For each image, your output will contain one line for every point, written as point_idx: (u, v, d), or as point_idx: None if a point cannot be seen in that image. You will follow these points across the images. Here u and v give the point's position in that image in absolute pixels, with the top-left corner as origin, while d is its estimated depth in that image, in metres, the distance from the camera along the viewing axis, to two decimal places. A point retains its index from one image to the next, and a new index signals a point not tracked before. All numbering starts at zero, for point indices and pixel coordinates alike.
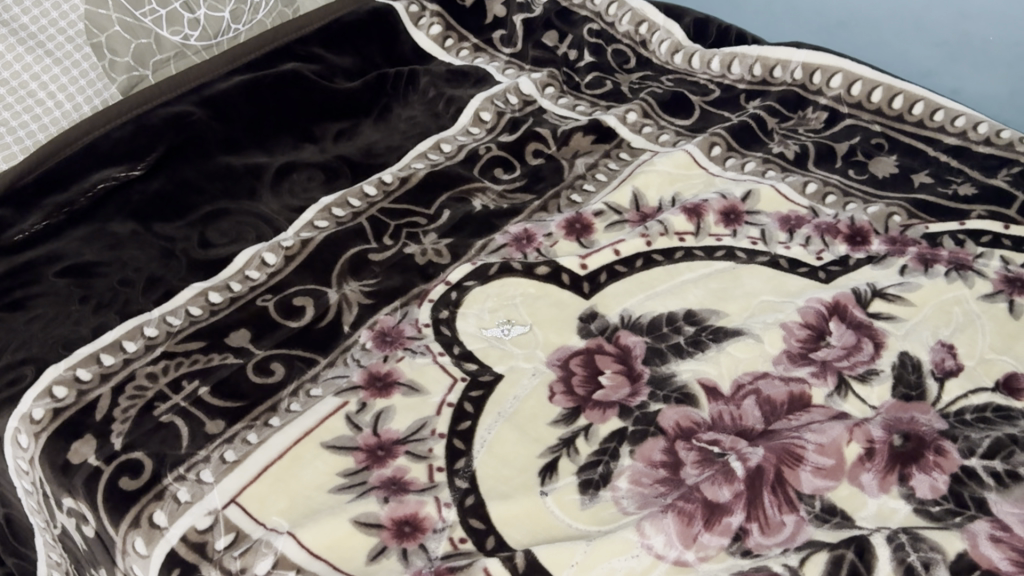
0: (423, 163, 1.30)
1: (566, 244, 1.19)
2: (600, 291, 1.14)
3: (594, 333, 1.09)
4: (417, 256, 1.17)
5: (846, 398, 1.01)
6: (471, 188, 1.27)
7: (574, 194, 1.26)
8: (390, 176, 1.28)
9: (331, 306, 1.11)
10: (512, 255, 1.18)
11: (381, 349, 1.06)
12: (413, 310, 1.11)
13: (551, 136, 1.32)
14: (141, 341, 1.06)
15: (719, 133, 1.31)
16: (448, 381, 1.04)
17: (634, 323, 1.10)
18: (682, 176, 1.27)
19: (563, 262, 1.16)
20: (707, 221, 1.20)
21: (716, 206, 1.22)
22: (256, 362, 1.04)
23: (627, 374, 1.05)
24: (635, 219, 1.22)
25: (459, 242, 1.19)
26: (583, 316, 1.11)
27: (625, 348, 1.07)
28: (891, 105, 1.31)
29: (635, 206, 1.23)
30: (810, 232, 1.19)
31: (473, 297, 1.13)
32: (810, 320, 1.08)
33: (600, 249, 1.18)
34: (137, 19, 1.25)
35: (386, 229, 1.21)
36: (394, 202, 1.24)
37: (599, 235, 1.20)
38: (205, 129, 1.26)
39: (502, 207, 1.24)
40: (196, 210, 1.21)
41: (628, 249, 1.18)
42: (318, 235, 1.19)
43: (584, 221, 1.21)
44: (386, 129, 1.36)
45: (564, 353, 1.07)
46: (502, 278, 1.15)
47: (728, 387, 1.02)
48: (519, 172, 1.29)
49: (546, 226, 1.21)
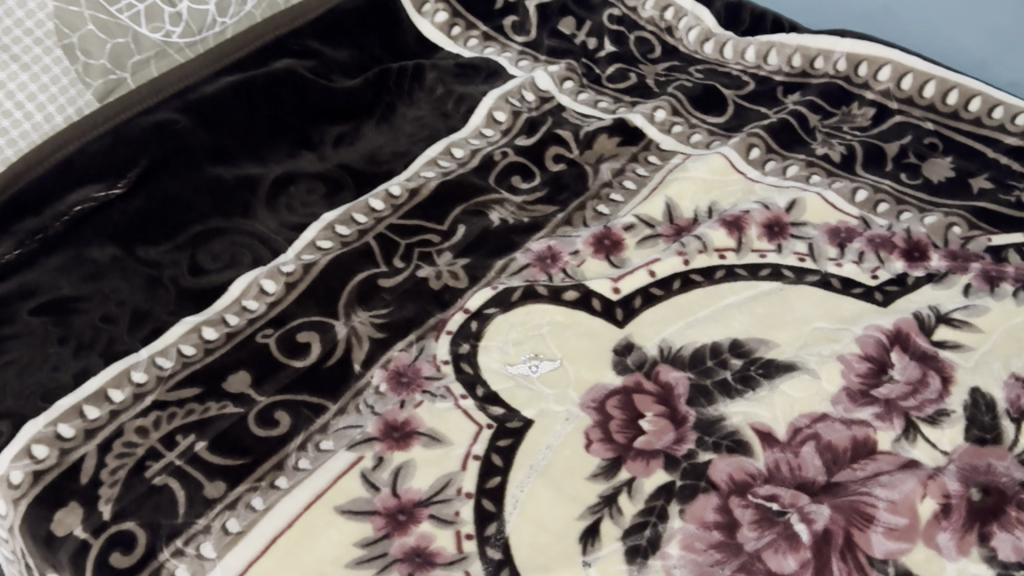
0: (433, 172, 1.18)
1: (595, 263, 1.08)
2: (636, 319, 1.03)
3: (631, 369, 0.99)
4: (432, 281, 1.06)
5: (915, 443, 0.91)
6: (488, 200, 1.15)
7: (600, 205, 1.15)
8: (399, 187, 1.16)
9: (338, 341, 1.00)
10: (536, 277, 1.07)
11: (397, 392, 0.96)
12: (431, 344, 1.00)
13: (573, 139, 1.21)
14: (128, 389, 0.95)
15: (757, 133, 1.20)
16: (474, 429, 0.93)
17: (675, 356, 1.00)
18: (718, 183, 1.16)
19: (593, 286, 1.06)
20: (750, 235, 1.10)
21: (758, 218, 1.11)
22: (258, 411, 0.94)
23: (671, 418, 0.95)
24: (670, 234, 1.11)
25: (478, 264, 1.09)
26: (618, 349, 1.00)
27: (667, 386, 0.97)
28: (946, 101, 1.20)
29: (668, 219, 1.12)
30: (863, 247, 1.08)
31: (495, 327, 1.03)
32: (870, 352, 0.98)
33: (633, 269, 1.07)
34: (113, 16, 1.12)
35: (396, 249, 1.10)
36: (404, 217, 1.13)
37: (631, 253, 1.09)
38: (191, 138, 1.14)
39: (522, 221, 1.13)
40: (186, 230, 1.10)
41: (665, 270, 1.07)
42: (322, 258, 1.08)
43: (614, 237, 1.11)
44: (390, 133, 1.24)
45: (599, 393, 0.97)
46: (526, 304, 1.04)
47: (784, 432, 0.92)
48: (539, 180, 1.18)
49: (572, 243, 1.10)
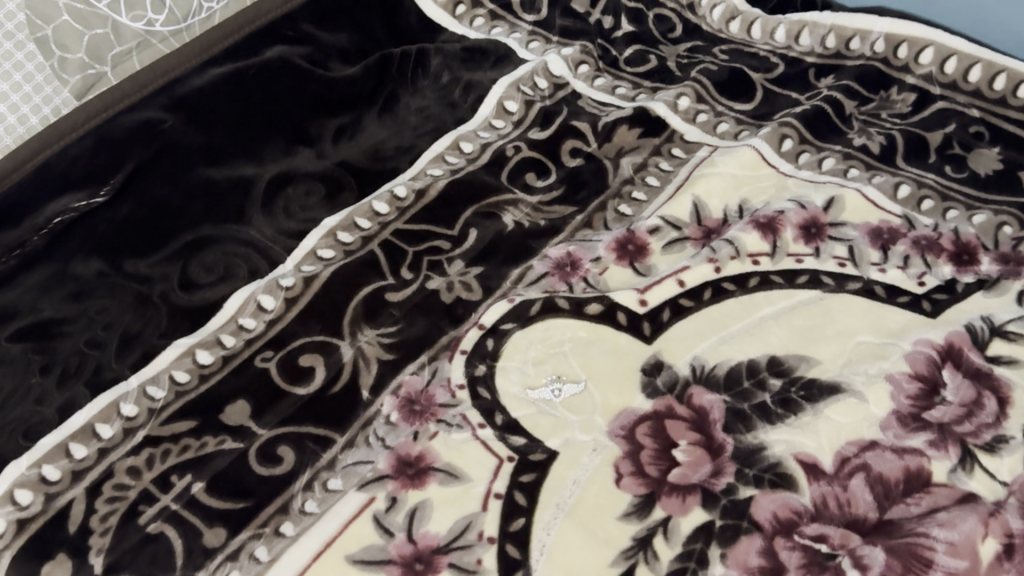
0: (441, 171, 1.10)
1: (618, 271, 1.01)
2: (664, 333, 0.96)
3: (662, 391, 0.91)
4: (444, 293, 0.99)
5: (972, 473, 0.84)
6: (502, 200, 1.07)
7: (622, 205, 1.06)
8: (404, 189, 1.07)
9: (344, 365, 0.92)
10: (556, 288, 0.99)
11: (409, 423, 0.88)
12: (444, 366, 0.93)
13: (591, 131, 1.13)
14: (118, 424, 0.87)
15: (789, 122, 1.12)
16: (494, 463, 0.86)
17: (709, 376, 0.92)
18: (749, 179, 1.08)
19: (617, 298, 0.98)
20: (785, 238, 1.02)
21: (793, 219, 1.03)
22: (260, 447, 0.86)
23: (707, 447, 0.88)
24: (698, 237, 1.03)
25: (492, 273, 1.01)
26: (647, 369, 0.93)
27: (701, 411, 0.90)
28: (992, 86, 1.11)
29: (696, 220, 1.04)
30: (907, 250, 1.01)
31: (514, 345, 0.95)
32: (920, 371, 0.91)
33: (661, 279, 0.99)
34: (90, 5, 1.03)
35: (404, 258, 1.01)
36: (410, 222, 1.04)
37: (658, 259, 1.01)
38: (180, 138, 1.05)
39: (539, 225, 1.05)
40: (176, 239, 1.01)
41: (694, 278, 0.99)
42: (323, 270, 0.99)
43: (638, 241, 1.03)
44: (393, 125, 1.15)
45: (628, 419, 0.89)
46: (546, 319, 0.97)
47: (830, 463, 0.85)
48: (555, 177, 1.09)
49: (593, 249, 1.02)
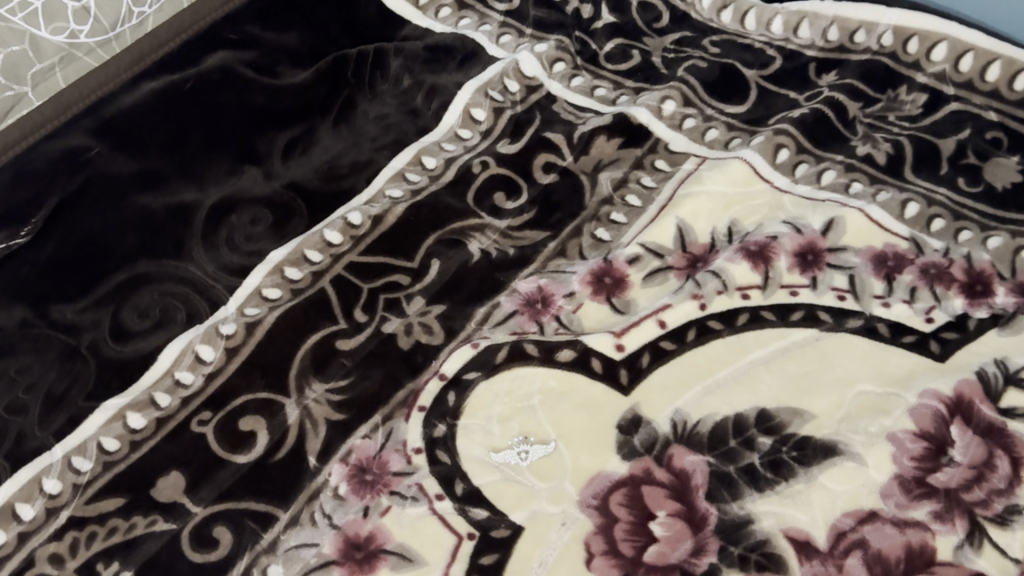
0: (400, 192, 0.99)
1: (594, 309, 0.91)
2: (643, 382, 0.87)
3: (639, 452, 0.83)
4: (401, 339, 0.89)
5: (981, 551, 0.75)
6: (467, 226, 0.97)
7: (600, 228, 0.96)
8: (359, 215, 0.97)
9: (289, 428, 0.84)
10: (525, 329, 0.90)
11: (359, 496, 0.80)
12: (400, 426, 0.84)
13: (566, 143, 1.02)
14: (39, 503, 0.79)
15: (785, 130, 1.01)
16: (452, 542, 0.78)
17: (691, 433, 0.84)
18: (740, 197, 0.97)
19: (591, 342, 0.89)
20: (778, 268, 0.92)
21: (787, 246, 0.93)
22: (195, 527, 0.78)
23: (688, 519, 0.79)
24: (682, 267, 0.93)
25: (455, 313, 0.91)
26: (623, 426, 0.84)
27: (682, 475, 0.82)
28: (1013, 86, 1.01)
29: (680, 246, 0.95)
30: (913, 281, 0.92)
31: (477, 399, 0.86)
32: (925, 428, 0.82)
33: (640, 318, 0.90)
34: (4, 20, 0.92)
35: (358, 297, 0.92)
36: (366, 253, 0.95)
37: (637, 293, 0.92)
38: (109, 165, 0.96)
39: (507, 254, 0.95)
40: (107, 280, 0.92)
41: (677, 318, 0.90)
42: (268, 314, 0.90)
43: (616, 273, 0.93)
44: (350, 137, 1.04)
45: (602, 486, 0.81)
46: (512, 368, 0.88)
47: (823, 539, 0.77)
48: (526, 197, 0.99)
49: (566, 282, 0.93)
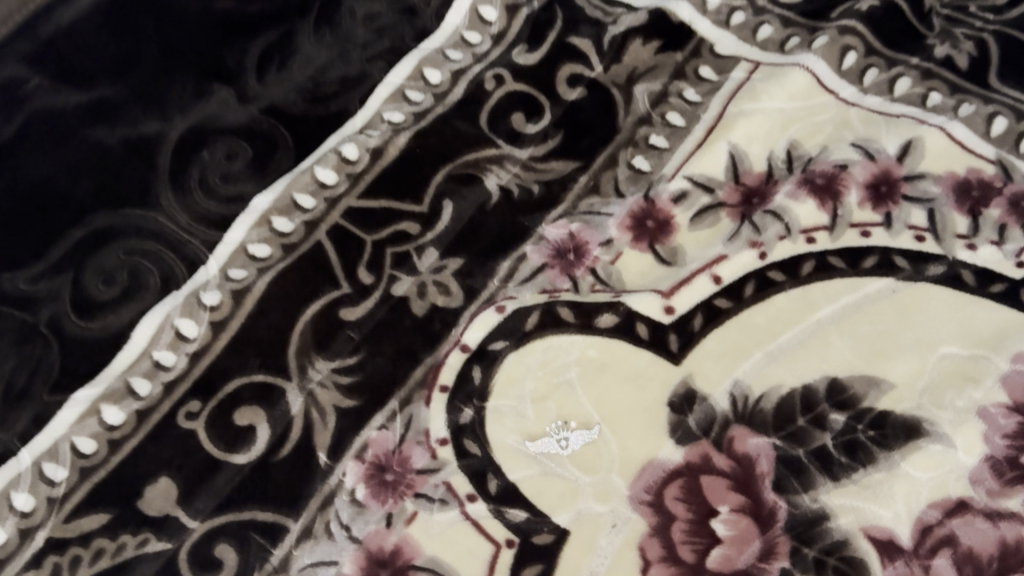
0: (401, 116, 0.83)
1: (635, 259, 0.79)
2: (695, 349, 0.75)
3: (695, 435, 0.73)
4: (415, 303, 0.77)
5: None
6: (482, 157, 0.82)
7: (638, 156, 0.82)
8: (354, 146, 0.82)
9: (293, 419, 0.73)
10: (557, 286, 0.78)
11: (380, 501, 0.70)
12: (421, 412, 0.73)
13: (594, 50, 0.86)
14: (11, 524, 0.69)
15: (852, 28, 0.85)
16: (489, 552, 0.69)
17: (753, 411, 0.73)
18: (800, 114, 0.83)
19: (635, 303, 0.77)
20: (847, 204, 0.80)
21: (858, 176, 0.81)
22: (194, 547, 0.69)
23: (754, 514, 0.70)
24: (736, 204, 0.80)
25: (474, 269, 0.78)
26: (675, 403, 0.74)
27: (745, 461, 0.72)
28: None
29: (732, 177, 0.81)
30: (1002, 216, 0.79)
31: (507, 375, 0.75)
32: (1019, 399, 0.72)
33: (690, 272, 0.78)
34: None
35: (360, 253, 0.79)
36: (366, 196, 0.81)
37: (685, 239, 0.79)
38: (54, 100, 0.70)
39: (530, 194, 0.81)
40: (64, 237, 0.73)
41: (733, 270, 0.78)
42: (258, 278, 0.77)
43: (660, 215, 0.80)
44: (336, 45, 0.81)
45: (655, 477, 0.71)
46: (546, 336, 0.76)
47: (908, 537, 0.69)
48: (549, 119, 0.84)
49: (602, 227, 0.80)
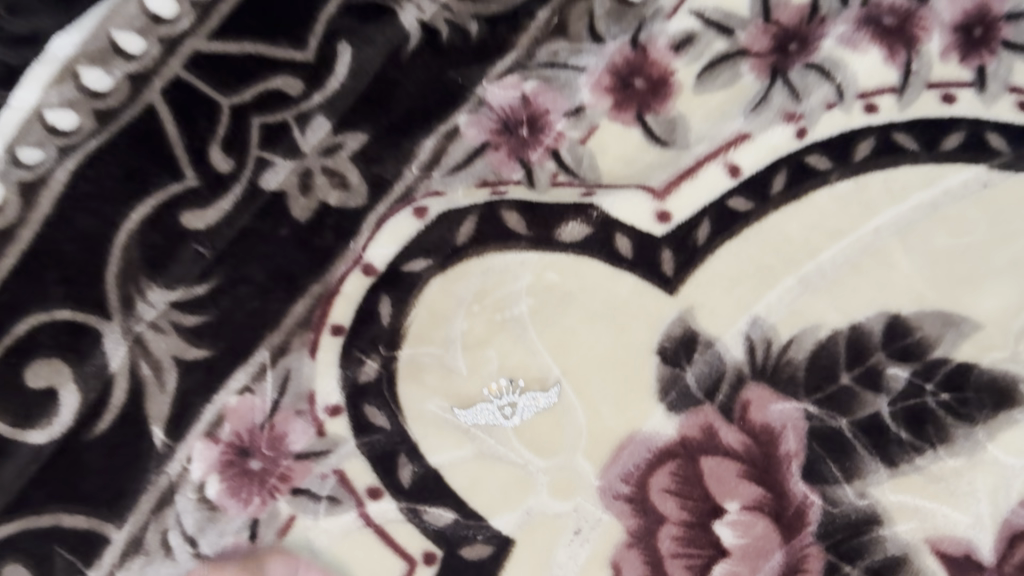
0: None
1: (616, 137, 0.54)
2: (698, 272, 0.53)
3: (696, 398, 0.51)
4: (295, 203, 0.52)
5: None
6: None
7: None
8: None
9: (114, 378, 0.49)
10: (503, 177, 0.54)
11: (241, 502, 0.50)
12: (303, 367, 0.51)
13: None
14: None
15: None
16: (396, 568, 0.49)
17: (778, 364, 0.52)
18: None
19: (614, 206, 0.53)
20: (926, 54, 0.55)
21: (944, 14, 0.55)
22: None
23: (774, 514, 0.50)
24: (765, 53, 0.54)
25: (384, 150, 0.53)
26: (667, 351, 0.52)
27: (763, 437, 0.51)
28: None
29: (762, 11, 0.54)
30: None
31: (429, 311, 0.52)
32: None
33: (696, 159, 0.53)
34: None
35: (213, 128, 0.50)
36: (221, 36, 0.49)
37: (690, 107, 0.54)
38: None
39: (470, 36, 0.53)
40: None
41: (760, 156, 0.53)
42: (59, 164, 0.47)
43: (655, 71, 0.54)
44: None
45: (636, 462, 0.51)
46: (484, 253, 0.53)
47: (990, 549, 0.49)
48: None
49: (568, 89, 0.54)
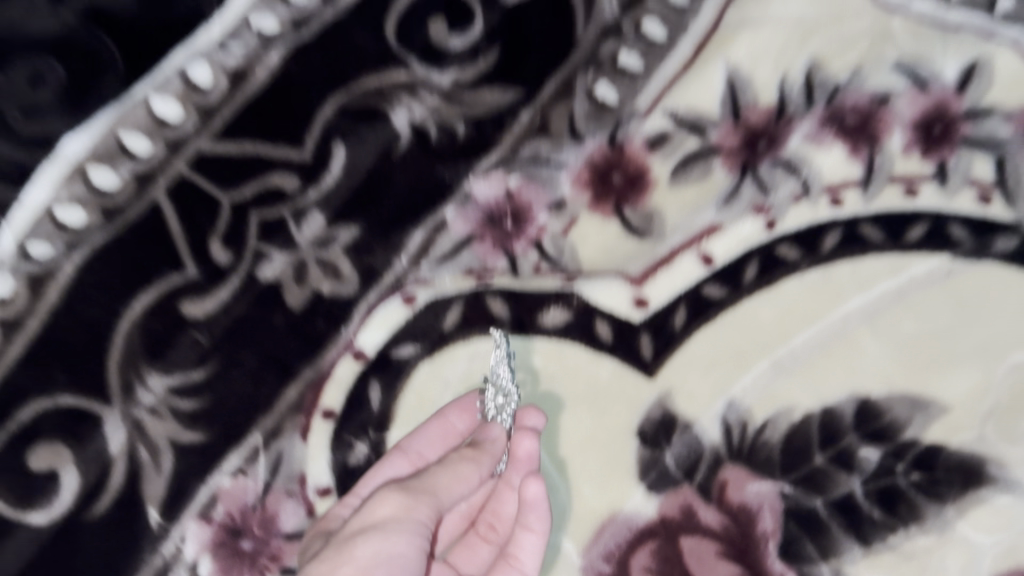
0: (273, 24, 0.51)
1: (595, 229, 0.57)
2: (674, 356, 0.55)
3: (674, 478, 0.53)
4: (290, 292, 0.55)
5: None
6: (387, 82, 0.54)
7: (600, 81, 0.56)
8: (207, 67, 0.50)
9: (112, 461, 0.52)
10: (488, 267, 0.57)
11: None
12: (294, 449, 0.54)
13: None
14: None
15: None
16: (392, 498, 0.39)
17: (753, 445, 0.53)
18: (827, 17, 0.55)
19: (593, 295, 0.56)
20: (890, 151, 0.57)
21: (904, 113, 0.57)
22: None
23: None
24: (734, 151, 0.57)
25: (374, 242, 0.56)
26: (647, 432, 0.54)
27: (742, 516, 0.52)
28: None
29: (731, 112, 0.56)
30: None
31: (419, 394, 0.56)
32: None
33: (670, 249, 0.57)
34: None
35: (214, 222, 0.53)
36: (226, 137, 0.52)
37: (663, 200, 0.57)
38: None
39: (453, 137, 0.56)
40: None
41: (730, 248, 0.56)
42: (67, 259, 0.50)
43: (631, 166, 0.57)
44: None
45: (616, 540, 0.52)
46: (471, 340, 0.56)
47: None
48: (481, 28, 0.54)
49: (549, 185, 0.57)
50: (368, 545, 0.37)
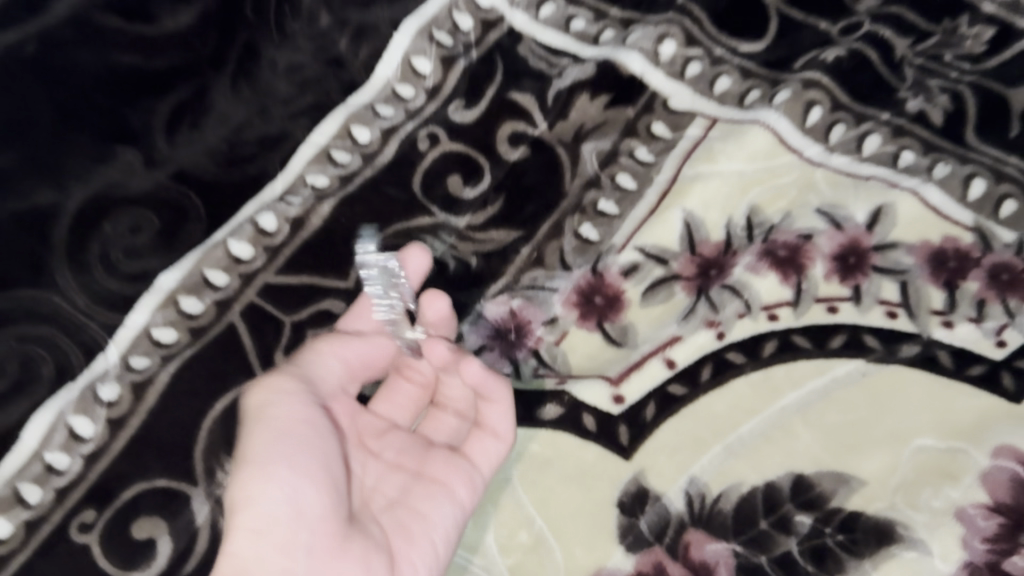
0: (325, 180, 0.67)
1: (582, 339, 0.73)
2: (646, 442, 0.69)
3: (647, 540, 0.65)
4: None
5: None
6: (415, 227, 0.70)
7: (586, 224, 0.74)
8: (273, 216, 0.66)
9: (197, 531, 0.64)
10: (497, 370, 0.71)
11: None
12: None
13: (538, 107, 0.72)
14: None
15: (817, 80, 0.77)
16: (278, 378, 0.53)
17: (711, 512, 0.66)
18: (761, 176, 0.77)
19: (580, 391, 0.70)
20: (813, 277, 0.75)
21: (824, 248, 0.76)
22: None
23: None
24: (691, 278, 0.74)
25: None
26: (624, 504, 0.66)
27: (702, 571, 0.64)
28: None
29: (688, 247, 0.75)
30: (980, 291, 0.75)
31: None
32: (1001, 500, 0.64)
33: (641, 355, 0.72)
34: None
35: (278, 337, 0.67)
36: (286, 271, 0.67)
37: (635, 315, 0.74)
38: None
39: (468, 267, 0.72)
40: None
41: (689, 353, 0.72)
42: (161, 368, 0.63)
43: (610, 290, 0.74)
44: (254, 100, 0.62)
45: None
46: None
47: None
48: (489, 182, 0.72)
49: (546, 304, 0.73)
50: (274, 412, 0.50)
